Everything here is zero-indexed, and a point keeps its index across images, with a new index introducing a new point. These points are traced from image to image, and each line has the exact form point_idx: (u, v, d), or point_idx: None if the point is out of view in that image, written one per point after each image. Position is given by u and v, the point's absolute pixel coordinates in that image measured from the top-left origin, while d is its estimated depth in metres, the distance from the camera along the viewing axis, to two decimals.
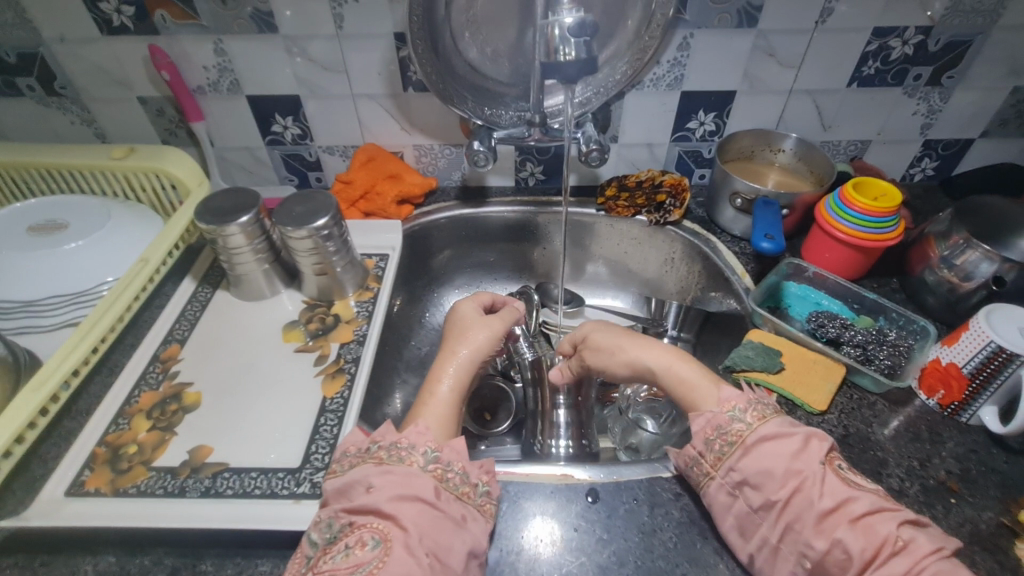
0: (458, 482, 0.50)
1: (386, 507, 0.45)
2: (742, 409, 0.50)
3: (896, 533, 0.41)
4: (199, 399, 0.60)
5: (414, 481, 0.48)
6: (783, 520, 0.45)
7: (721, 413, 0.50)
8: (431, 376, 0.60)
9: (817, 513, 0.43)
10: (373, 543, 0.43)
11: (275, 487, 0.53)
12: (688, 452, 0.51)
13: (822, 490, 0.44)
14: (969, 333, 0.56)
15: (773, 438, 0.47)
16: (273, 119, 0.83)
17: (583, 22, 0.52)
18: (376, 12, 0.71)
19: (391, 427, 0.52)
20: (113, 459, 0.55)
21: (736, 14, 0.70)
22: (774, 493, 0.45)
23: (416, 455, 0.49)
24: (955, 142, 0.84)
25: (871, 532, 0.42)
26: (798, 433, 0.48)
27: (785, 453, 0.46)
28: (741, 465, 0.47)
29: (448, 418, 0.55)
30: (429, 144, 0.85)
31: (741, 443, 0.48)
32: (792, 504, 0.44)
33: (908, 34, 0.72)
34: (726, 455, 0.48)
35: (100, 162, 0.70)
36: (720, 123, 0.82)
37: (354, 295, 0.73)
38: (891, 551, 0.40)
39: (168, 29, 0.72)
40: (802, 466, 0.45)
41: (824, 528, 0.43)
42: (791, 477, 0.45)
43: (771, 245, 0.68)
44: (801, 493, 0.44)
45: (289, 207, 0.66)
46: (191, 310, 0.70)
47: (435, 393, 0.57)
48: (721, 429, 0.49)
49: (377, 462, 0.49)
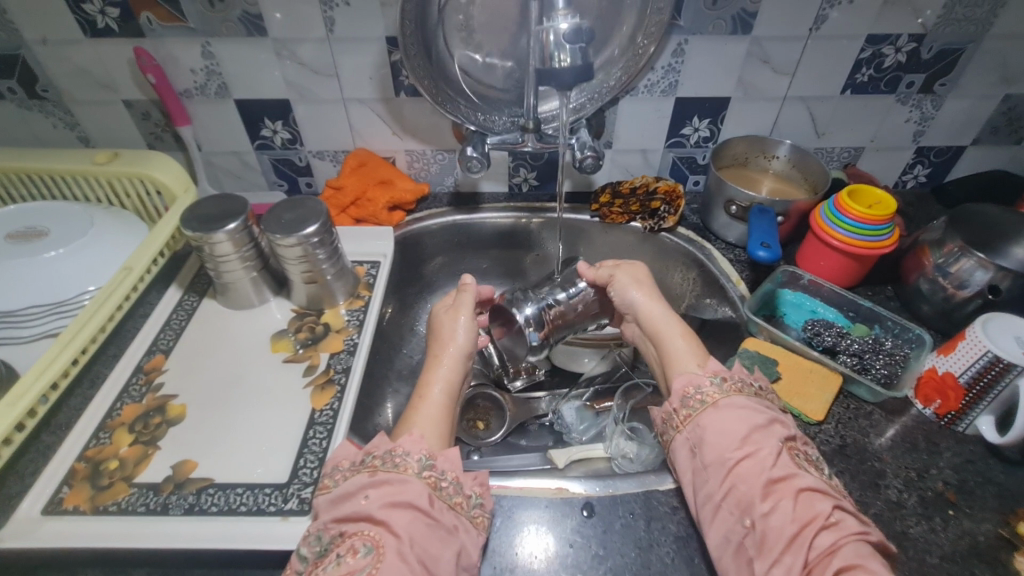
0: (451, 492, 0.48)
1: (378, 514, 0.45)
2: (724, 380, 0.52)
3: (829, 512, 0.43)
4: (183, 411, 0.59)
5: (407, 487, 0.46)
6: (730, 479, 0.46)
7: (700, 376, 0.53)
8: (423, 380, 0.59)
9: (765, 479, 0.45)
10: (366, 551, 0.43)
11: (262, 503, 0.52)
12: (665, 407, 0.53)
13: (773, 462, 0.46)
14: (966, 342, 0.56)
15: (741, 407, 0.50)
16: (261, 124, 0.81)
17: (578, 28, 0.51)
18: (367, 16, 0.70)
19: (385, 437, 0.50)
20: (93, 476, 0.53)
21: (730, 20, 0.70)
22: (728, 453, 0.48)
23: (411, 461, 0.48)
24: (947, 149, 0.85)
25: (808, 506, 0.44)
26: (767, 412, 0.50)
27: (749, 422, 0.49)
28: (707, 423, 0.50)
29: (443, 424, 0.55)
30: (422, 149, 0.84)
31: (712, 403, 0.51)
32: (741, 465, 0.47)
33: (901, 42, 0.72)
34: (697, 413, 0.51)
35: (83, 167, 0.68)
36: (714, 129, 0.82)
37: (345, 303, 0.72)
38: (821, 526, 0.42)
39: (154, 31, 0.71)
40: (762, 437, 0.48)
41: (767, 493, 0.45)
42: (749, 443, 0.47)
43: (767, 254, 0.67)
44: (753, 458, 0.47)
45: (278, 214, 0.65)
46: (177, 319, 0.69)
47: (429, 396, 0.57)
48: (698, 388, 0.52)
49: (371, 472, 0.48)
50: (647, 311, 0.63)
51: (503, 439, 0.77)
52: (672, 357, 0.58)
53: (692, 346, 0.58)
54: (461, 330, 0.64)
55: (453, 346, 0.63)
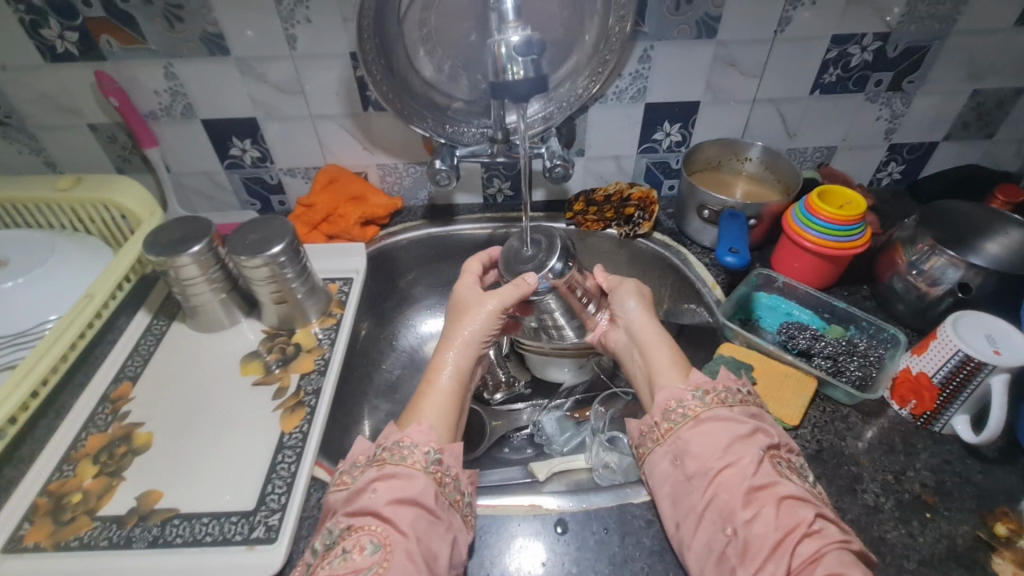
0: (452, 489, 0.49)
1: (384, 510, 0.45)
2: (705, 393, 0.52)
3: (811, 519, 0.43)
4: (150, 440, 0.58)
5: (413, 483, 0.47)
6: (711, 488, 0.46)
7: (683, 391, 0.52)
8: (433, 366, 0.60)
9: (746, 488, 0.45)
10: (373, 547, 0.43)
11: (228, 532, 0.51)
12: (645, 420, 0.53)
13: (754, 470, 0.45)
14: (937, 342, 0.55)
15: (723, 419, 0.49)
16: (230, 143, 0.80)
17: (529, 40, 0.51)
18: (330, 32, 0.69)
19: (395, 428, 0.52)
20: (55, 510, 0.52)
21: (695, 25, 0.70)
22: (709, 463, 0.47)
23: (419, 455, 0.49)
24: (919, 145, 0.85)
25: (791, 513, 0.43)
26: (750, 422, 0.49)
27: (731, 432, 0.48)
28: (690, 434, 0.49)
29: (450, 413, 0.56)
30: (393, 163, 0.83)
31: (693, 417, 0.50)
32: (723, 474, 0.46)
33: (867, 41, 0.72)
34: (678, 425, 0.50)
35: (46, 194, 0.67)
36: (686, 133, 0.81)
37: (317, 322, 0.71)
38: (803, 533, 0.42)
39: (115, 54, 0.70)
40: (744, 446, 0.47)
41: (749, 502, 0.44)
42: (731, 453, 0.47)
43: (735, 259, 0.67)
44: (734, 468, 0.46)
45: (244, 234, 0.64)
46: (145, 345, 0.67)
47: (440, 384, 0.58)
48: (680, 403, 0.51)
49: (380, 466, 0.49)
50: (640, 323, 0.62)
51: (487, 452, 0.75)
52: (657, 368, 0.57)
53: (679, 361, 0.57)
54: (482, 316, 0.62)
55: (466, 331, 0.61)
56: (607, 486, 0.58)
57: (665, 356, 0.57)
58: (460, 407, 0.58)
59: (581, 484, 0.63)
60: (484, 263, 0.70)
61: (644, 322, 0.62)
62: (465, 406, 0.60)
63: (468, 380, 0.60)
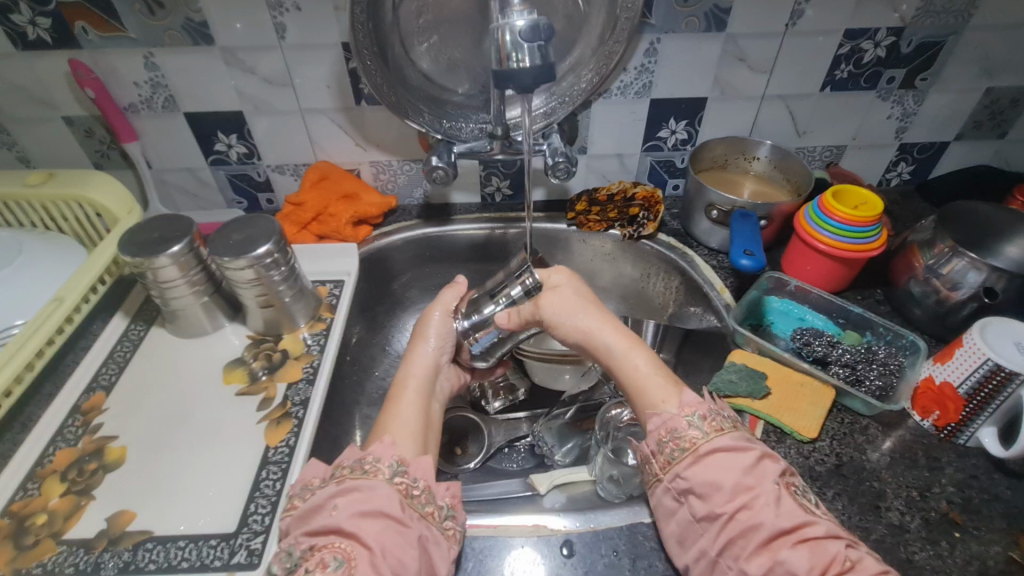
0: (423, 501, 0.45)
1: (347, 525, 0.42)
2: (701, 416, 0.47)
3: (844, 553, 0.40)
4: (123, 455, 0.53)
5: (375, 493, 0.44)
6: (726, 534, 0.42)
7: (678, 417, 0.48)
8: (396, 385, 0.56)
9: (767, 532, 0.41)
10: (335, 565, 0.40)
11: (207, 557, 0.47)
12: (642, 448, 0.49)
13: (772, 511, 0.42)
14: (963, 350, 0.52)
15: (727, 450, 0.45)
16: (215, 138, 0.76)
17: (536, 25, 0.48)
18: (321, 21, 0.66)
19: (355, 448, 0.48)
20: (17, 533, 0.48)
21: (703, 18, 0.67)
22: (719, 506, 0.43)
23: (382, 467, 0.46)
24: (931, 145, 0.82)
25: (819, 551, 0.40)
26: (754, 449, 0.45)
27: (738, 467, 0.44)
28: (691, 473, 0.45)
29: (420, 425, 0.52)
30: (387, 160, 0.80)
31: (693, 451, 0.46)
32: (737, 519, 0.42)
33: (880, 36, 0.70)
34: (676, 460, 0.46)
35: (14, 190, 0.63)
36: (692, 131, 0.78)
37: (306, 327, 0.67)
38: (838, 574, 0.39)
39: (91, 42, 0.66)
40: (755, 482, 0.43)
41: (768, 547, 0.41)
42: (741, 493, 0.43)
43: (750, 262, 0.64)
44: (749, 510, 0.42)
45: (227, 234, 0.60)
46: (121, 351, 0.63)
47: (405, 393, 0.55)
48: (674, 433, 0.47)
49: (340, 481, 0.45)
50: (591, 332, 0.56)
51: (480, 465, 0.71)
52: (635, 390, 0.51)
53: (653, 367, 0.52)
54: (434, 326, 0.62)
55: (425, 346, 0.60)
56: (614, 502, 0.55)
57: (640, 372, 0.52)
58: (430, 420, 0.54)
59: (584, 498, 0.59)
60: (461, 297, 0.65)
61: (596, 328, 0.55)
62: (434, 417, 0.56)
63: (432, 393, 0.57)
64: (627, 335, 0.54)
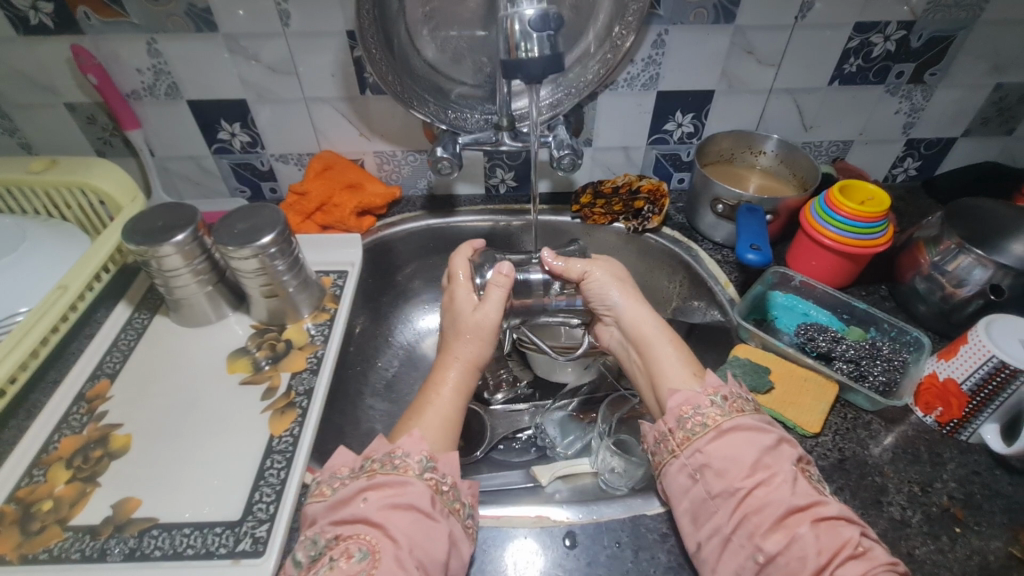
0: (451, 496, 0.46)
1: (375, 516, 0.43)
2: (724, 397, 0.49)
3: (857, 539, 0.40)
4: (128, 443, 0.54)
5: (407, 489, 0.44)
6: (741, 509, 0.43)
7: (700, 395, 0.49)
8: (433, 381, 0.57)
9: (781, 509, 0.42)
10: (361, 556, 0.41)
11: (212, 545, 0.47)
12: (658, 427, 0.49)
13: (789, 489, 0.43)
14: (969, 346, 0.52)
15: (747, 430, 0.46)
16: (218, 126, 0.76)
17: (546, 15, 0.47)
18: (326, 9, 0.65)
19: (384, 440, 0.48)
20: (23, 519, 0.48)
21: (712, 9, 0.66)
22: (737, 481, 0.44)
23: (412, 462, 0.46)
24: (938, 141, 0.82)
25: (833, 533, 0.41)
26: (773, 432, 0.47)
27: (758, 446, 0.45)
28: (711, 448, 0.46)
29: (453, 423, 0.53)
30: (392, 151, 0.79)
31: (714, 427, 0.47)
32: (754, 494, 0.43)
33: (890, 29, 0.69)
34: (696, 436, 0.47)
35: (16, 177, 0.63)
36: (699, 124, 0.78)
37: (310, 317, 0.67)
38: (848, 556, 0.39)
39: (94, 28, 0.65)
40: (773, 462, 0.44)
41: (785, 523, 0.41)
42: (760, 470, 0.44)
43: (757, 256, 0.63)
44: (766, 487, 0.43)
45: (232, 223, 0.60)
46: (125, 340, 0.63)
47: (443, 391, 0.55)
48: (696, 409, 0.48)
49: (370, 475, 0.45)
50: (631, 324, 0.59)
51: (484, 455, 0.70)
52: (663, 368, 0.54)
53: (682, 355, 0.55)
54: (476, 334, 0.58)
55: (463, 346, 0.58)
56: (616, 495, 0.55)
57: (666, 362, 0.54)
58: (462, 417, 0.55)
59: (587, 490, 0.59)
60: (469, 257, 0.65)
61: (638, 312, 0.59)
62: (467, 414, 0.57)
63: (471, 391, 0.58)
64: (664, 327, 0.58)
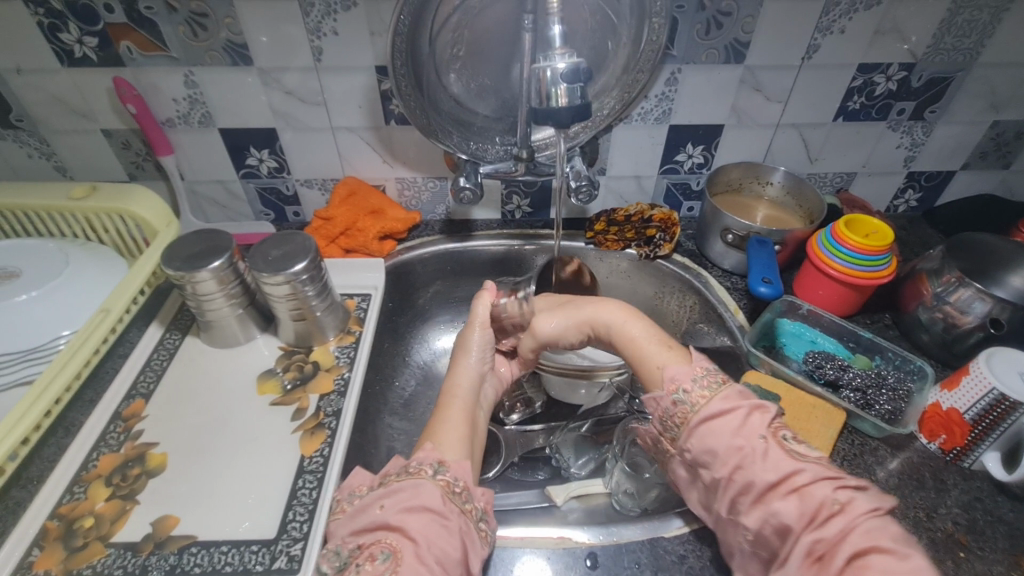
0: (464, 498, 0.47)
1: (393, 520, 0.43)
2: (687, 390, 0.49)
3: (832, 497, 0.40)
4: (165, 461, 0.56)
5: (420, 491, 0.45)
6: (728, 495, 0.44)
7: (664, 397, 0.50)
8: (442, 406, 0.57)
9: (759, 488, 0.43)
10: (384, 557, 0.41)
11: (248, 562, 0.49)
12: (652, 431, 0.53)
13: (761, 466, 0.43)
14: (970, 378, 0.55)
15: (715, 417, 0.46)
16: (247, 152, 0.79)
17: (576, 68, 0.51)
18: (356, 45, 0.69)
19: (401, 459, 0.50)
20: (66, 536, 0.50)
21: (723, 50, 0.70)
22: (718, 472, 0.45)
23: (425, 468, 0.47)
24: (938, 174, 0.85)
25: (807, 498, 0.41)
26: (743, 406, 0.46)
27: (728, 430, 0.45)
28: (692, 444, 0.47)
29: (467, 435, 0.53)
30: (413, 177, 0.82)
31: (685, 423, 0.48)
32: (734, 479, 0.44)
33: (892, 70, 0.73)
34: (678, 436, 0.48)
35: (58, 202, 0.65)
36: (708, 155, 0.81)
37: (335, 340, 0.69)
38: (828, 516, 0.40)
39: (135, 60, 0.69)
40: (744, 441, 0.44)
41: (763, 500, 0.42)
42: (733, 454, 0.44)
43: (769, 289, 0.67)
44: (743, 470, 0.43)
45: (265, 249, 0.62)
46: (158, 360, 0.66)
47: (452, 402, 0.57)
48: (669, 411, 0.49)
49: (386, 484, 0.47)
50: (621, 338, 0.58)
51: (500, 474, 0.72)
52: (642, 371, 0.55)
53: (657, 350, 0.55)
54: (474, 344, 0.62)
55: (467, 361, 0.61)
56: (634, 517, 0.57)
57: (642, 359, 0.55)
58: (474, 427, 0.56)
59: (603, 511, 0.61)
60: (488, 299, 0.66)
61: (617, 324, 0.59)
62: (479, 427, 0.57)
63: (475, 402, 0.58)
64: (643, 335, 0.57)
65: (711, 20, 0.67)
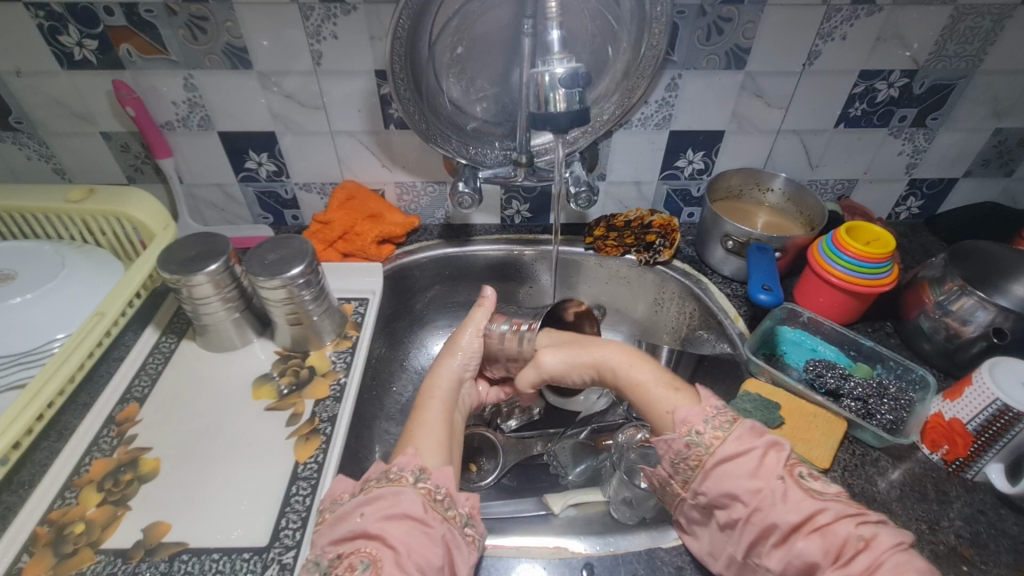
0: (447, 504, 0.46)
1: (373, 528, 0.43)
2: (700, 430, 0.48)
3: (855, 534, 0.41)
4: (157, 466, 0.55)
5: (401, 499, 0.44)
6: (747, 537, 0.45)
7: (677, 439, 0.48)
8: (419, 406, 0.56)
9: (782, 529, 0.43)
10: (363, 567, 0.40)
11: (240, 570, 0.49)
12: (659, 472, 0.51)
13: (783, 508, 0.43)
14: (972, 388, 0.54)
15: (731, 459, 0.46)
16: (246, 155, 0.79)
17: (575, 73, 0.51)
18: (356, 50, 0.68)
19: (381, 463, 0.49)
20: (57, 541, 0.50)
21: (724, 55, 0.69)
22: (736, 513, 0.45)
23: (406, 475, 0.46)
24: (940, 181, 0.84)
25: (830, 537, 0.42)
26: (758, 446, 0.46)
27: (747, 472, 0.45)
28: (707, 487, 0.46)
29: (446, 438, 0.53)
30: (412, 181, 0.82)
31: (701, 467, 0.47)
32: (754, 522, 0.44)
33: (894, 77, 0.72)
34: (691, 479, 0.48)
35: (55, 205, 0.65)
36: (709, 161, 0.81)
37: (332, 344, 0.69)
38: (854, 553, 0.40)
39: (135, 63, 0.68)
40: (762, 483, 0.44)
41: (787, 541, 0.43)
42: (752, 497, 0.44)
43: (769, 297, 0.66)
44: (763, 512, 0.44)
45: (262, 253, 0.62)
46: (153, 363, 0.65)
47: (430, 404, 0.56)
48: (682, 453, 0.48)
49: (367, 491, 0.46)
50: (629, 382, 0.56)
51: (497, 481, 0.71)
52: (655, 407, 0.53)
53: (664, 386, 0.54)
54: (467, 348, 0.61)
55: (449, 365, 0.60)
56: (632, 526, 0.56)
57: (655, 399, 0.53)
58: (452, 429, 0.55)
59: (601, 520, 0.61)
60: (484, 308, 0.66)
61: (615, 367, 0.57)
62: (457, 429, 0.57)
63: (455, 406, 0.58)
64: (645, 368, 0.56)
65: (712, 26, 0.67)
